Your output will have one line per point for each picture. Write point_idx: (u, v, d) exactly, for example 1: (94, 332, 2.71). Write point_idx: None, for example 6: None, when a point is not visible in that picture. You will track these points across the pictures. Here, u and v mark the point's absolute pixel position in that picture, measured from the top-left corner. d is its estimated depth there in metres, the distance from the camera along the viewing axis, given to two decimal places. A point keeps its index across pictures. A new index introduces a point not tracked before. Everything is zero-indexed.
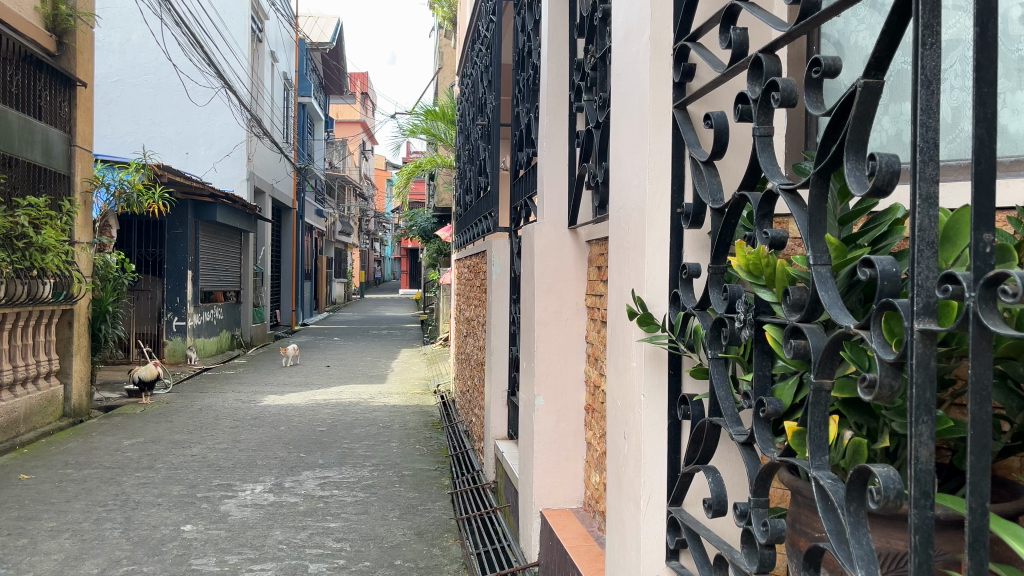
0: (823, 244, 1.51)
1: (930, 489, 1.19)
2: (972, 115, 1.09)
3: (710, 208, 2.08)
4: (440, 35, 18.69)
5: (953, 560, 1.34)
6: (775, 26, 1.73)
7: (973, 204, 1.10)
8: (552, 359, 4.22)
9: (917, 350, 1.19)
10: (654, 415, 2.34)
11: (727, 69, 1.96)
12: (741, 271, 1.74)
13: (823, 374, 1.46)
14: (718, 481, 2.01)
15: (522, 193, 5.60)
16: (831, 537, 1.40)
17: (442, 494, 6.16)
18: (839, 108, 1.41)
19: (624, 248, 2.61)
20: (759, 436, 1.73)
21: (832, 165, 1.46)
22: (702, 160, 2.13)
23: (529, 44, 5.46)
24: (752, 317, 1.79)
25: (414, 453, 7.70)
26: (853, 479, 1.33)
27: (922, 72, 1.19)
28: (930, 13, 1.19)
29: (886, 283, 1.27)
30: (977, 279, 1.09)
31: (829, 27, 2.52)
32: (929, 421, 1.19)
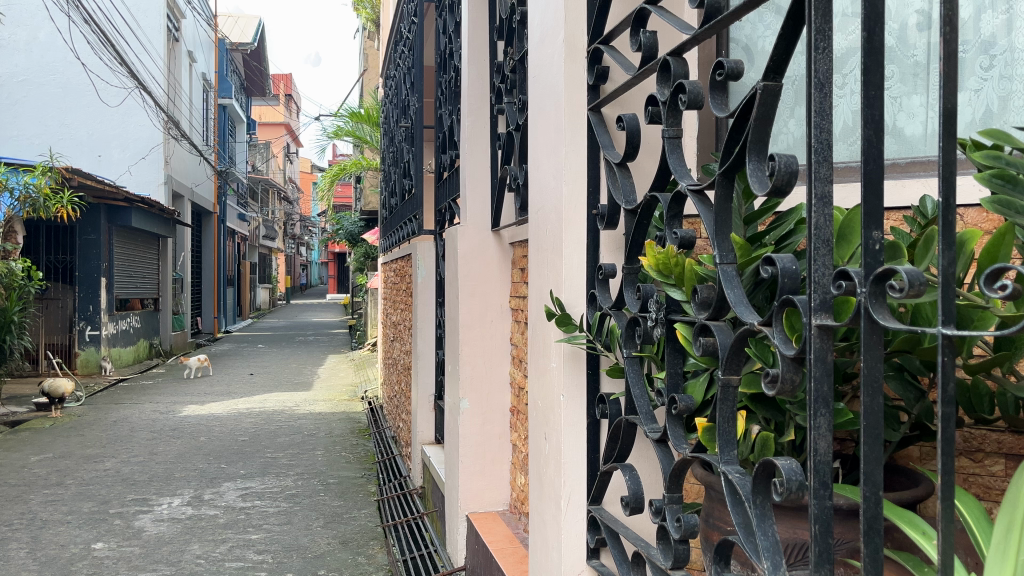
0: (729, 243, 1.54)
1: (829, 479, 1.22)
2: (861, 117, 1.13)
3: (624, 209, 2.11)
4: (364, 37, 18.48)
5: (855, 548, 1.39)
6: (682, 29, 1.75)
7: (863, 203, 1.13)
8: (477, 362, 4.20)
9: (815, 345, 1.22)
10: (573, 415, 2.35)
11: (638, 72, 1.99)
12: (651, 271, 1.76)
13: (730, 371, 1.50)
14: (635, 478, 2.03)
15: (446, 196, 5.57)
16: (739, 530, 1.43)
17: (368, 501, 6.09)
18: (740, 110, 1.44)
19: (543, 249, 2.62)
20: (671, 433, 1.76)
21: (736, 165, 1.49)
22: (615, 162, 2.16)
23: (450, 45, 5.45)
24: (664, 316, 1.82)
25: (340, 460, 7.59)
26: (759, 472, 1.36)
27: (816, 74, 1.23)
28: (822, 18, 1.22)
29: (787, 280, 1.30)
30: (868, 275, 1.13)
31: (737, 32, 2.59)
32: (827, 414, 1.22)
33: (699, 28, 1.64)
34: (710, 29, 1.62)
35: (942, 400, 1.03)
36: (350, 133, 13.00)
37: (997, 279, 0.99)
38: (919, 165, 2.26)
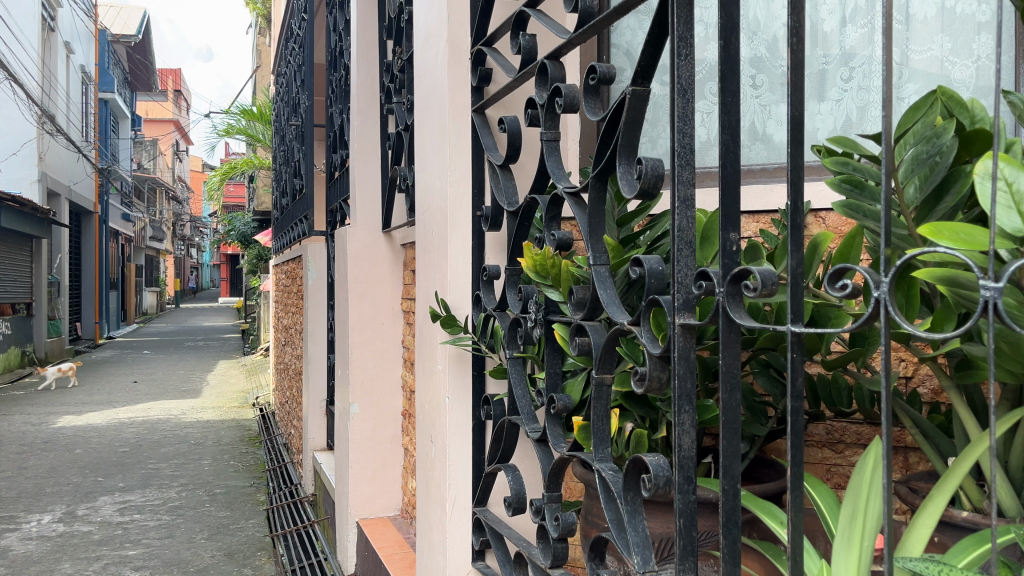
0: (602, 244, 1.57)
1: (692, 474, 1.26)
2: (719, 123, 1.17)
3: (506, 211, 2.12)
4: (256, 33, 17.93)
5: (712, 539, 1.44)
6: (558, 33, 1.77)
7: (721, 206, 1.17)
8: (367, 365, 4.13)
9: (678, 344, 1.26)
10: (458, 418, 2.33)
11: (517, 75, 2.00)
12: (529, 272, 1.77)
13: (603, 370, 1.52)
14: (517, 479, 2.04)
15: (336, 196, 5.47)
16: (611, 526, 1.45)
17: (257, 510, 5.90)
18: (611, 115, 1.47)
19: (428, 250, 2.60)
20: (550, 433, 1.78)
21: (608, 168, 1.52)
22: (498, 164, 2.17)
23: (340, 43, 5.35)
24: (543, 316, 1.84)
25: (228, 469, 7.33)
26: (630, 469, 1.38)
27: (679, 80, 1.26)
28: (684, 27, 1.27)
29: (653, 281, 1.33)
30: (725, 275, 1.17)
31: (618, 37, 2.64)
32: (691, 410, 1.26)
33: (573, 32, 1.66)
34: (584, 33, 1.64)
35: (791, 394, 1.09)
36: (241, 131, 12.59)
37: (839, 279, 1.05)
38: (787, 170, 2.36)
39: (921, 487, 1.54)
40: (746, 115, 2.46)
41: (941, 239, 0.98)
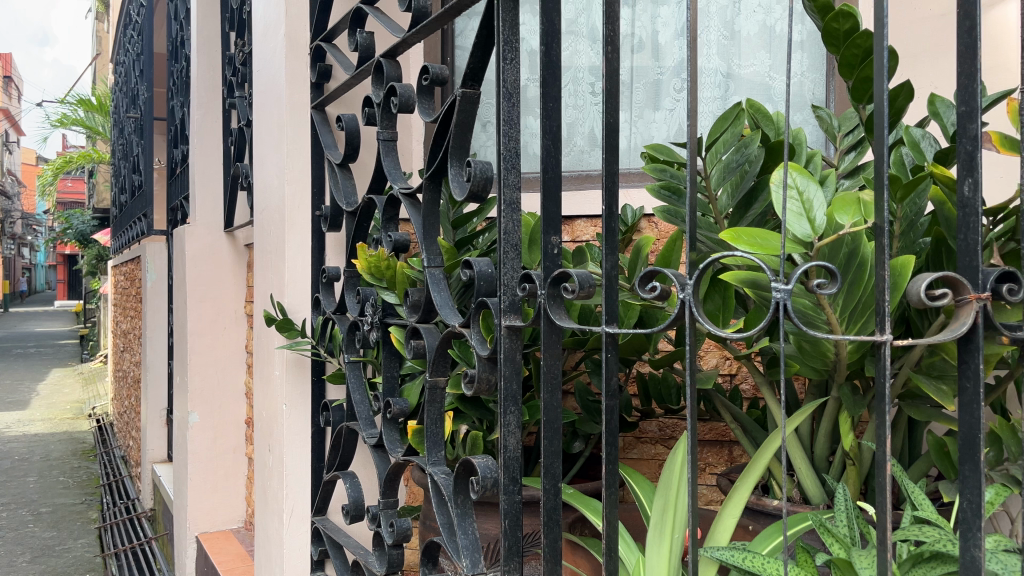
0: (436, 246, 1.55)
1: (517, 475, 1.27)
2: (540, 128, 1.19)
3: (345, 211, 2.07)
4: (94, 18, 16.78)
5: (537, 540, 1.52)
6: (393, 32, 1.75)
7: (543, 210, 1.19)
8: (208, 372, 3.93)
9: (504, 345, 1.27)
10: (296, 424, 2.26)
11: (355, 72, 1.96)
12: (364, 273, 1.74)
13: (437, 373, 1.51)
14: (355, 486, 2.00)
15: (177, 194, 5.18)
16: (442, 530, 1.45)
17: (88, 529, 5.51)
18: (443, 116, 1.46)
19: (266, 250, 2.50)
20: (386, 438, 1.75)
21: (441, 170, 1.51)
22: (337, 163, 2.12)
23: (181, 32, 5.08)
24: (379, 319, 1.80)
25: (57, 486, 6.81)
26: (460, 472, 1.38)
27: (504, 84, 1.27)
28: (509, 30, 1.28)
29: (482, 283, 1.33)
30: (547, 277, 1.19)
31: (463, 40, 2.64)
32: (516, 411, 1.27)
33: (407, 31, 1.64)
34: (418, 32, 1.63)
35: (607, 393, 1.12)
36: (77, 122, 11.73)
37: (649, 282, 1.09)
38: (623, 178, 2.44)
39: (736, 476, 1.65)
40: (586, 120, 2.52)
41: (739, 243, 1.04)
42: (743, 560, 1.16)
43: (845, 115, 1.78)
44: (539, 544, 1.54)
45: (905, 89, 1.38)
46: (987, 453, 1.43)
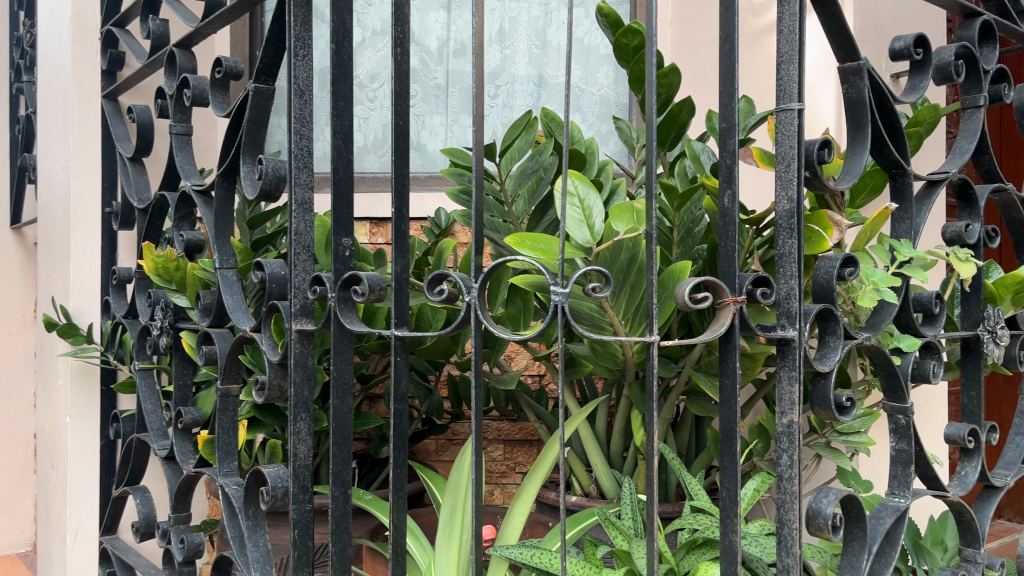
0: (230, 246, 1.48)
1: (308, 483, 1.24)
2: (330, 127, 1.17)
3: (135, 208, 1.92)
4: None
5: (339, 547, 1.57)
6: (187, 21, 1.66)
7: (333, 211, 1.16)
8: None
9: (295, 350, 1.23)
10: (82, 438, 2.08)
11: (148, 60, 1.85)
12: (152, 276, 1.70)
13: (228, 380, 1.43)
14: (147, 501, 1.87)
15: None
16: (232, 543, 1.39)
17: None
18: (235, 111, 1.40)
19: (50, 249, 2.29)
20: (178, 449, 1.63)
21: (233, 167, 1.45)
22: (128, 156, 1.98)
23: None
24: (169, 324, 1.70)
25: None
26: (250, 482, 1.32)
27: (296, 81, 1.23)
28: (302, 26, 1.24)
29: (274, 285, 1.29)
30: (337, 280, 1.16)
31: None
32: (307, 418, 1.24)
33: (201, 21, 1.56)
34: (214, 22, 1.55)
35: (394, 398, 1.10)
36: None
37: (438, 284, 1.10)
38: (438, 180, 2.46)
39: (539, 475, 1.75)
40: None
41: (523, 247, 1.08)
42: (531, 557, 1.19)
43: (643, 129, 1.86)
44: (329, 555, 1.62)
45: (685, 107, 1.49)
46: (756, 444, 1.56)
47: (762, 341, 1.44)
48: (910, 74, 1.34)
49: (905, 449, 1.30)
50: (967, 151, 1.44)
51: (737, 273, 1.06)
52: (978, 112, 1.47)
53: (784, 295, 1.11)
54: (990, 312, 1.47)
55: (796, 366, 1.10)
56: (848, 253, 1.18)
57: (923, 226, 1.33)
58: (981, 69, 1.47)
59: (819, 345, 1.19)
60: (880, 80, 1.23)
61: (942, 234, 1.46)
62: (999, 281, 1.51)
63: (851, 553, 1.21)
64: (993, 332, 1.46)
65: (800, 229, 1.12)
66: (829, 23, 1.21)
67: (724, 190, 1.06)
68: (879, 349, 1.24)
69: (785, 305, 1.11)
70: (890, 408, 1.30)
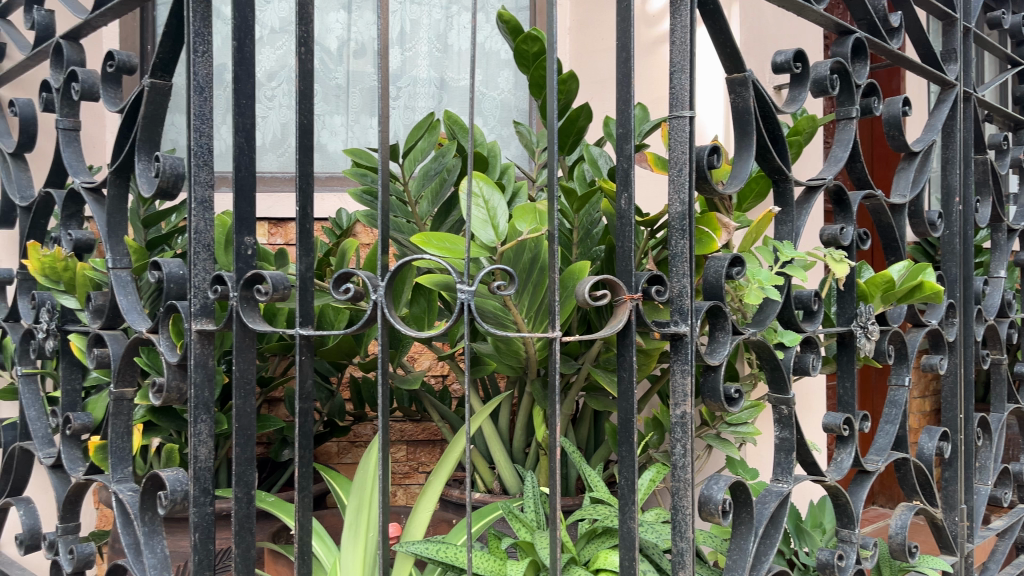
0: (123, 246, 1.44)
1: (210, 485, 1.23)
2: (232, 124, 1.16)
3: (17, 205, 1.82)
4: None
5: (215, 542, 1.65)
6: (76, 12, 1.58)
7: (235, 210, 1.16)
8: None
9: (195, 351, 1.22)
10: None
11: (31, 53, 1.77)
12: (37, 275, 1.62)
13: (121, 384, 1.40)
14: (30, 513, 1.78)
15: None
16: (127, 552, 1.36)
17: None
18: (130, 108, 1.37)
19: None
20: (66, 456, 1.58)
21: (128, 164, 1.41)
22: (8, 152, 1.86)
23: None
24: (56, 327, 1.61)
25: None
26: (147, 486, 1.30)
27: (195, 78, 1.22)
28: (201, 22, 1.23)
29: (171, 284, 1.27)
30: (239, 278, 1.16)
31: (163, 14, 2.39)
32: (208, 419, 1.23)
33: (90, 12, 1.49)
34: (102, 15, 1.49)
35: (301, 397, 1.11)
36: None
37: (344, 283, 1.11)
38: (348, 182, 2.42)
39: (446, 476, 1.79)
40: None
41: (429, 247, 1.10)
42: (437, 552, 1.23)
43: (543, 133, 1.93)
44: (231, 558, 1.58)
45: (583, 112, 1.54)
46: (651, 437, 1.64)
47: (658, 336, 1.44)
48: (790, 86, 1.42)
49: (787, 438, 1.38)
50: (841, 159, 1.56)
51: (633, 271, 1.09)
52: (850, 124, 1.59)
53: (677, 291, 1.15)
54: (862, 308, 1.58)
55: (688, 360, 1.15)
56: (735, 253, 1.22)
57: (803, 229, 1.41)
58: (854, 82, 1.58)
59: (710, 340, 1.24)
60: (763, 90, 1.30)
61: (819, 236, 1.55)
62: (869, 280, 1.63)
63: (739, 535, 1.28)
64: (865, 327, 1.57)
65: (692, 229, 1.16)
66: (716, 35, 1.25)
67: (621, 192, 1.10)
68: (764, 342, 1.31)
69: (677, 302, 1.16)
70: (774, 398, 1.37)
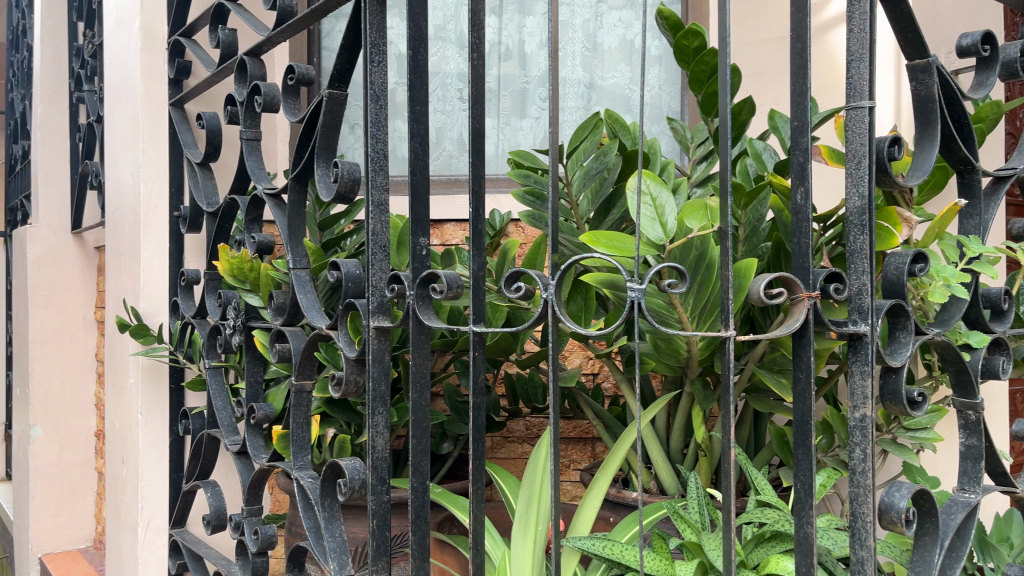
0: (302, 247, 1.53)
1: (386, 475, 1.29)
2: (408, 130, 1.21)
3: (205, 211, 1.97)
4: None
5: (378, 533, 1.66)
6: (258, 30, 1.70)
7: (411, 212, 1.22)
8: (50, 382, 3.32)
9: (373, 347, 1.29)
10: (152, 435, 2.11)
11: (217, 70, 1.91)
12: (227, 275, 1.77)
13: (303, 376, 1.49)
14: (217, 495, 1.93)
15: (17, 193, 4.39)
16: (309, 534, 1.44)
17: None
18: (309, 116, 1.45)
19: (119, 253, 2.27)
20: (249, 444, 1.70)
21: (307, 170, 1.50)
22: (197, 162, 2.01)
23: (21, 20, 4.23)
24: (242, 323, 1.74)
25: None
26: (326, 474, 1.38)
27: (372, 87, 1.29)
28: (377, 34, 1.30)
29: (350, 284, 1.34)
30: (415, 278, 1.22)
31: (326, 28, 2.52)
32: (384, 411, 1.29)
33: (273, 29, 1.60)
34: (283, 32, 1.59)
35: (474, 390, 1.15)
36: None
37: (514, 281, 1.13)
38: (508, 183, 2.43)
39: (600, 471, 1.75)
40: (454, 126, 2.56)
41: (598, 246, 1.11)
42: (604, 548, 1.23)
43: (697, 128, 1.87)
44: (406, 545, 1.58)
45: (749, 105, 1.51)
46: (819, 440, 1.58)
47: (834, 336, 1.38)
48: (976, 71, 1.33)
49: (974, 445, 1.30)
50: None
51: (811, 268, 1.05)
52: None
53: (856, 289, 1.08)
54: None
55: (869, 361, 1.07)
56: (920, 248, 1.15)
57: (991, 222, 1.35)
58: None
59: (890, 340, 1.17)
60: (948, 76, 1.22)
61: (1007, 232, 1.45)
62: None
63: (923, 547, 1.20)
64: None
65: (872, 224, 1.08)
66: (896, 19, 1.19)
67: (797, 187, 1.06)
68: (949, 343, 1.23)
69: (856, 301, 1.08)
70: (959, 404, 1.29)
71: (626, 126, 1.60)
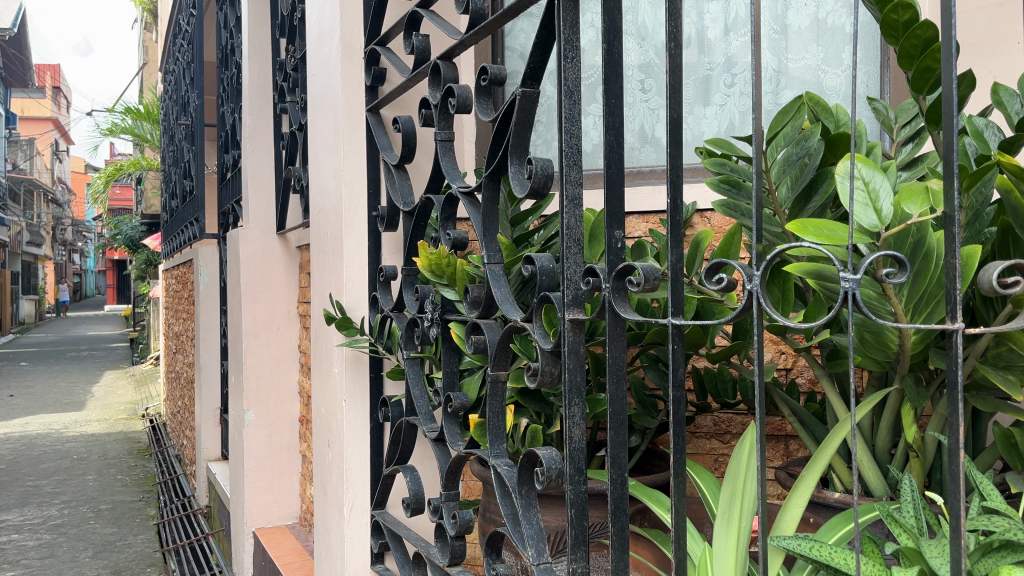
0: (496, 243, 1.58)
1: (583, 465, 1.31)
2: (603, 125, 1.22)
3: (401, 210, 2.08)
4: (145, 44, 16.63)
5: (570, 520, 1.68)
6: (450, 34, 1.76)
7: (606, 206, 1.22)
8: (261, 371, 3.63)
9: (568, 338, 1.30)
10: (355, 421, 2.26)
11: (411, 75, 2.00)
12: (424, 271, 1.79)
13: (499, 366, 1.54)
14: (415, 480, 2.03)
15: (229, 198, 4.82)
16: (506, 521, 1.49)
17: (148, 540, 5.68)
18: (502, 115, 1.48)
19: (323, 251, 2.44)
20: (447, 432, 1.79)
21: (501, 168, 1.54)
22: (393, 164, 2.11)
23: (230, 39, 4.62)
24: (439, 316, 1.84)
25: (118, 504, 7.05)
26: (524, 463, 1.42)
27: (566, 83, 1.30)
28: (570, 30, 1.31)
29: (544, 277, 1.36)
30: (611, 271, 1.22)
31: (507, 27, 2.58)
32: (581, 402, 1.31)
33: (465, 33, 1.65)
34: (475, 34, 1.64)
35: (673, 383, 1.15)
36: (127, 131, 10.89)
37: (715, 272, 1.10)
38: (690, 172, 2.38)
39: (797, 471, 1.64)
40: (636, 117, 2.54)
41: (806, 234, 1.06)
42: (810, 549, 1.17)
43: (902, 107, 1.75)
44: (604, 535, 1.59)
45: (972, 80, 1.39)
46: None
47: None
48: None
49: None
50: None
51: None
52: None
53: None
54: None
55: None
56: None
57: None
58: None
59: None
60: None
61: None
62: None
63: None
64: None
65: None
66: None
67: None
68: None
69: None
70: None
71: (828, 110, 1.58)
